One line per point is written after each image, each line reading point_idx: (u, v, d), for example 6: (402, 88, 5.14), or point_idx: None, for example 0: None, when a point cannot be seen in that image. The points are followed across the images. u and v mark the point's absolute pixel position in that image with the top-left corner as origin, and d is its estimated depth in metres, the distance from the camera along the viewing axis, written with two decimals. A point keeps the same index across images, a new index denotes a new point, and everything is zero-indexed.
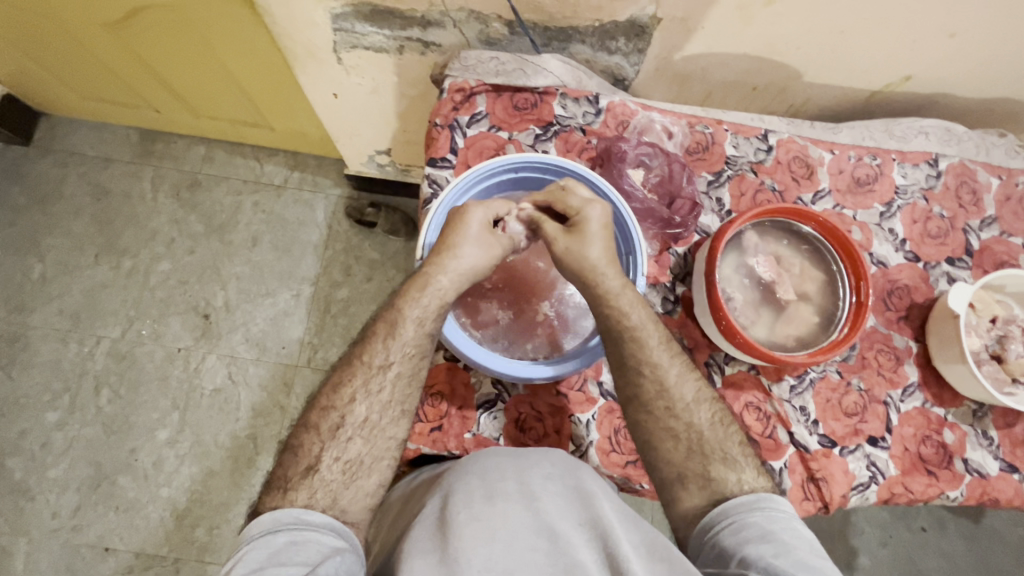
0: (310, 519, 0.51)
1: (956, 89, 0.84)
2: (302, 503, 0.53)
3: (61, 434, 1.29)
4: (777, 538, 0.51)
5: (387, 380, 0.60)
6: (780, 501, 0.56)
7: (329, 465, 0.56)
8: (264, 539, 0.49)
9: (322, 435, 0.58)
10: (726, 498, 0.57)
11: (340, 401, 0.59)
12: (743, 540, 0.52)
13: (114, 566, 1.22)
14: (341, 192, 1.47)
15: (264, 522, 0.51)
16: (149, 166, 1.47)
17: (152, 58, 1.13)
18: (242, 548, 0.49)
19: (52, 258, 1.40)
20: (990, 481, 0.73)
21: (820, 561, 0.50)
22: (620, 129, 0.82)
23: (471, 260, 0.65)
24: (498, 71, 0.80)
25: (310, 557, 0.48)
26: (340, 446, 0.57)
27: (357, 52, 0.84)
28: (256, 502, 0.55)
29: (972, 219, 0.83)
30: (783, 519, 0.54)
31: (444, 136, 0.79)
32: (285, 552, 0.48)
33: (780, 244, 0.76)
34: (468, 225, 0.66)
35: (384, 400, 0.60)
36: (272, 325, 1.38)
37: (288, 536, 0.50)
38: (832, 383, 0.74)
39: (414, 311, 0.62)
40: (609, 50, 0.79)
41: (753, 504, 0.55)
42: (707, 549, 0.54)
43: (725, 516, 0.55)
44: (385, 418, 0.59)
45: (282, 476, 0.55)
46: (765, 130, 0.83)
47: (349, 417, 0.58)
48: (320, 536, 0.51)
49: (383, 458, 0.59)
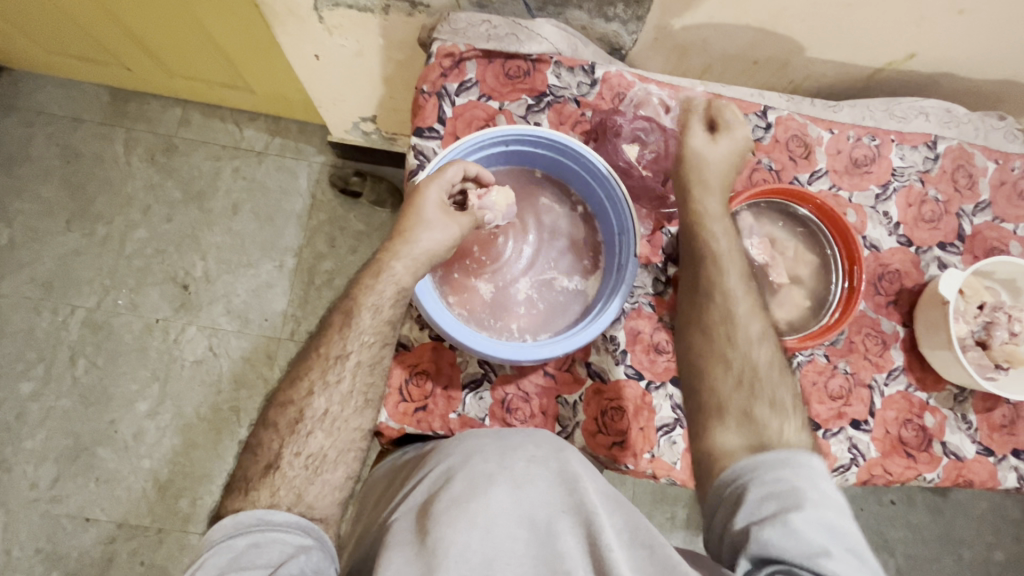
0: (273, 519, 0.50)
1: (959, 68, 0.81)
2: (264, 503, 0.51)
3: (36, 404, 1.26)
4: (802, 495, 0.50)
5: (347, 370, 0.58)
6: (811, 458, 0.53)
7: (291, 460, 0.54)
8: (224, 544, 0.48)
9: (281, 432, 0.56)
10: (756, 452, 0.54)
11: (297, 395, 0.57)
12: (767, 493, 0.51)
13: (96, 536, 1.21)
14: (325, 159, 1.42)
15: (225, 526, 0.49)
16: (122, 128, 1.40)
17: (122, 12, 1.06)
18: (202, 552, 0.48)
19: (22, 223, 1.34)
20: (967, 464, 0.75)
21: (846, 522, 0.50)
22: (616, 101, 0.78)
23: (429, 239, 0.62)
24: (489, 36, 0.76)
25: (272, 559, 0.48)
26: (300, 442, 0.55)
27: (339, 11, 0.79)
28: (217, 505, 0.54)
29: (966, 204, 0.82)
30: (814, 476, 0.52)
31: (431, 105, 0.75)
32: (246, 555, 0.47)
33: (774, 227, 0.74)
34: (423, 203, 0.62)
35: (344, 392, 0.57)
36: (254, 297, 1.34)
37: (250, 538, 0.49)
38: (818, 367, 0.74)
39: (370, 299, 0.59)
40: (607, 17, 0.75)
41: (785, 461, 0.53)
42: (730, 497, 0.53)
43: (754, 469, 0.53)
44: (348, 410, 0.58)
45: (241, 478, 0.54)
46: (764, 107, 0.80)
47: (307, 412, 0.56)
48: (283, 535, 0.50)
49: (349, 450, 0.57)
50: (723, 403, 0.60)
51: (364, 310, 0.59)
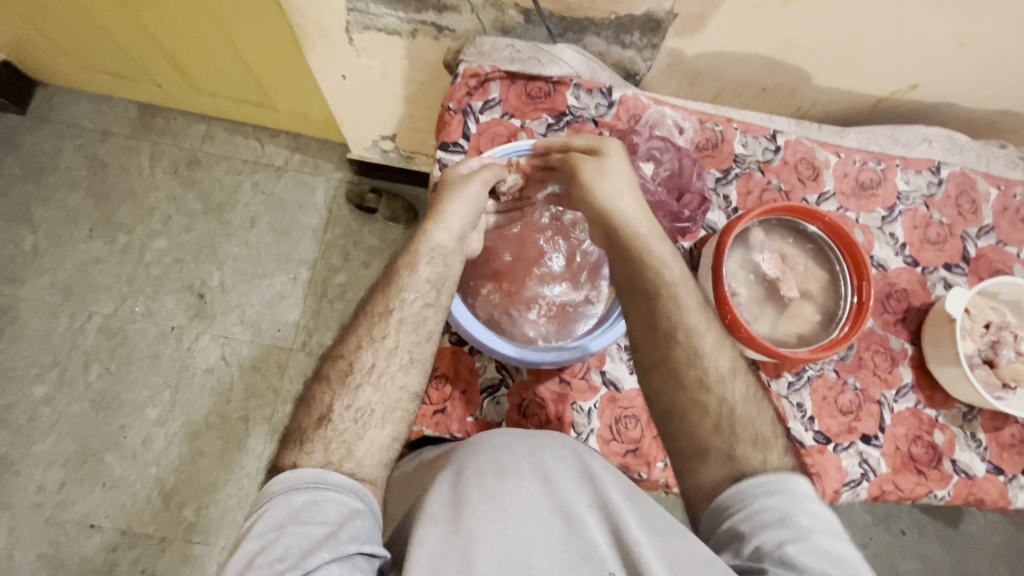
0: (329, 479, 0.51)
1: (961, 99, 0.85)
2: (320, 462, 0.52)
3: (48, 408, 1.28)
4: (798, 523, 0.50)
5: (390, 327, 0.59)
6: (796, 479, 0.54)
7: (342, 413, 0.55)
8: (285, 497, 0.49)
9: (333, 385, 0.57)
10: (743, 478, 0.54)
11: (348, 348, 0.59)
12: (760, 525, 0.51)
13: (100, 542, 1.20)
14: (342, 175, 1.47)
15: (285, 480, 0.50)
16: (148, 141, 1.45)
17: (159, 30, 1.11)
18: (262, 504, 0.50)
19: (45, 231, 1.38)
20: (977, 482, 0.75)
21: (838, 544, 0.50)
22: (632, 122, 0.82)
23: (464, 199, 0.66)
24: (513, 59, 0.79)
25: (330, 516, 0.48)
26: (351, 394, 0.56)
27: (369, 34, 0.84)
28: (275, 456, 0.55)
29: (970, 227, 0.85)
30: (800, 499, 0.52)
31: (456, 121, 0.79)
32: (305, 510, 0.48)
33: (785, 243, 0.77)
34: (452, 179, 0.68)
35: (389, 347, 0.59)
36: (268, 307, 1.37)
37: (308, 495, 0.49)
38: (828, 382, 0.76)
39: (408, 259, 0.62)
40: (623, 44, 0.80)
41: (769, 486, 0.53)
42: (721, 532, 0.53)
43: (741, 499, 0.53)
44: (392, 365, 0.58)
45: (297, 429, 0.56)
46: (774, 131, 0.84)
47: (356, 364, 0.58)
48: (339, 496, 0.50)
49: (396, 408, 0.58)
50: (733, 385, 0.60)
51: (421, 280, 0.61)
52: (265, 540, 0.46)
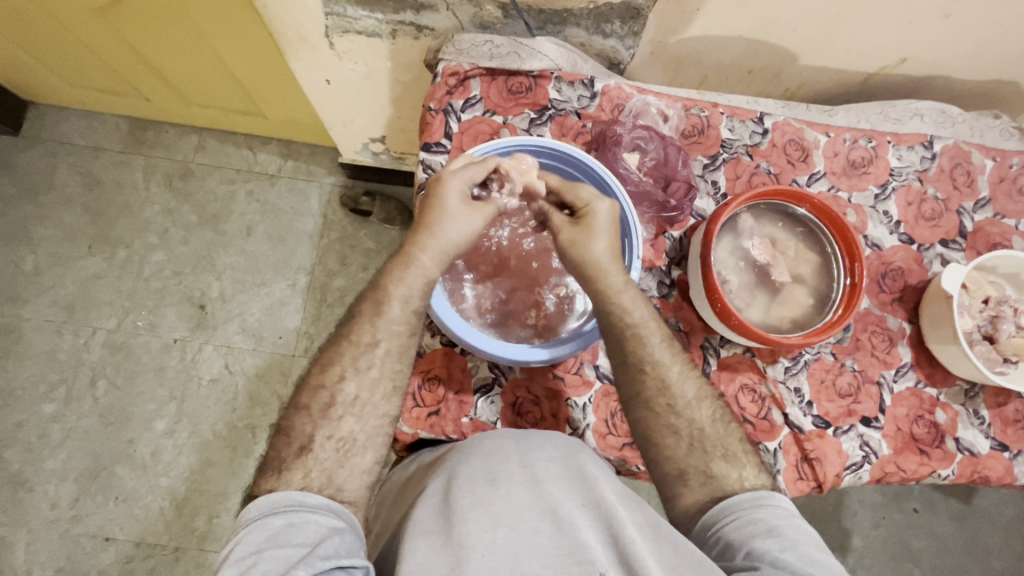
0: (306, 501, 0.52)
1: (952, 71, 0.83)
2: (297, 485, 0.53)
3: (57, 425, 1.29)
4: (785, 534, 0.51)
5: (380, 359, 0.60)
6: (782, 497, 0.55)
7: (322, 443, 0.56)
8: (262, 522, 0.49)
9: (313, 416, 0.57)
10: (729, 494, 0.56)
11: (328, 380, 0.59)
12: (749, 535, 0.52)
13: (115, 555, 1.22)
14: (335, 180, 1.46)
15: (262, 505, 0.51)
16: (140, 155, 1.46)
17: (141, 43, 1.11)
18: (239, 531, 0.49)
19: (45, 250, 1.39)
20: (981, 460, 0.74)
21: (825, 556, 0.51)
22: (616, 112, 0.81)
23: (450, 230, 0.63)
24: (492, 55, 0.79)
25: (309, 537, 0.49)
26: (331, 425, 0.57)
27: (349, 37, 0.83)
28: (251, 486, 0.55)
29: (966, 201, 0.83)
30: (787, 514, 0.54)
31: (437, 121, 0.79)
32: (283, 533, 0.49)
33: (774, 227, 0.76)
34: (443, 198, 0.63)
35: (373, 378, 0.59)
36: (268, 315, 1.37)
37: (286, 518, 0.50)
38: (826, 365, 0.75)
39: (397, 289, 0.61)
40: (604, 33, 0.78)
41: (757, 500, 0.54)
42: (709, 545, 0.54)
43: (728, 512, 0.54)
44: (376, 396, 0.59)
45: (275, 458, 0.56)
46: (760, 113, 0.83)
47: (339, 397, 0.58)
48: (317, 517, 0.51)
49: (378, 435, 0.59)
50: (696, 405, 0.61)
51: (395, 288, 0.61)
52: (243, 566, 0.46)
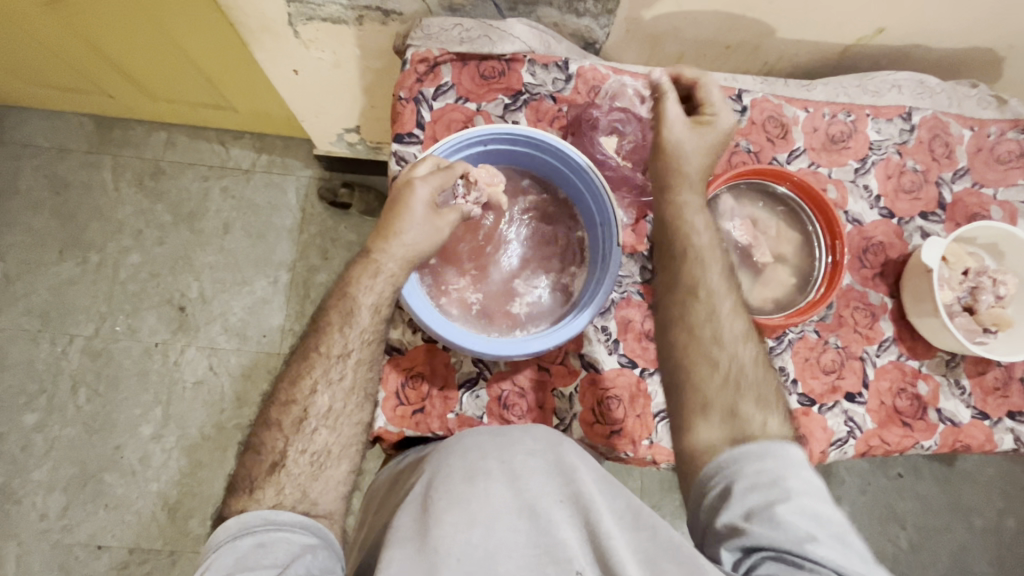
0: (279, 518, 0.51)
1: (930, 40, 0.82)
2: (269, 504, 0.52)
3: (41, 435, 1.27)
4: (788, 486, 0.50)
5: (348, 367, 0.59)
6: (791, 446, 0.54)
7: (296, 459, 0.56)
8: (230, 545, 0.49)
9: (285, 431, 0.57)
10: (737, 443, 0.54)
11: (300, 393, 0.58)
12: (751, 485, 0.51)
13: (110, 562, 1.21)
14: (312, 172, 1.43)
15: (229, 527, 0.50)
16: (108, 155, 1.41)
17: (97, 38, 1.06)
18: (207, 555, 0.49)
19: (15, 257, 1.34)
20: (963, 429, 0.76)
21: (825, 506, 0.50)
22: (592, 95, 0.79)
23: (415, 240, 0.62)
24: (462, 39, 0.76)
25: (279, 558, 0.48)
26: (305, 439, 0.57)
27: (314, 24, 0.80)
28: (221, 507, 0.54)
29: (945, 172, 0.83)
30: (793, 464, 0.52)
31: (409, 110, 0.76)
32: (252, 555, 0.48)
33: (755, 207, 0.75)
34: (410, 203, 0.61)
35: (346, 387, 0.59)
36: (251, 314, 1.35)
37: (255, 539, 0.49)
38: (810, 343, 0.75)
39: (368, 299, 0.61)
40: (578, 12, 0.76)
41: (765, 451, 0.53)
42: (710, 489, 0.54)
43: (734, 461, 0.53)
44: (349, 405, 0.59)
45: (245, 478, 0.55)
46: (739, 90, 0.81)
47: (311, 409, 0.57)
48: (288, 534, 0.50)
49: (351, 445, 0.59)
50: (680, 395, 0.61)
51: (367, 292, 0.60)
52: None
